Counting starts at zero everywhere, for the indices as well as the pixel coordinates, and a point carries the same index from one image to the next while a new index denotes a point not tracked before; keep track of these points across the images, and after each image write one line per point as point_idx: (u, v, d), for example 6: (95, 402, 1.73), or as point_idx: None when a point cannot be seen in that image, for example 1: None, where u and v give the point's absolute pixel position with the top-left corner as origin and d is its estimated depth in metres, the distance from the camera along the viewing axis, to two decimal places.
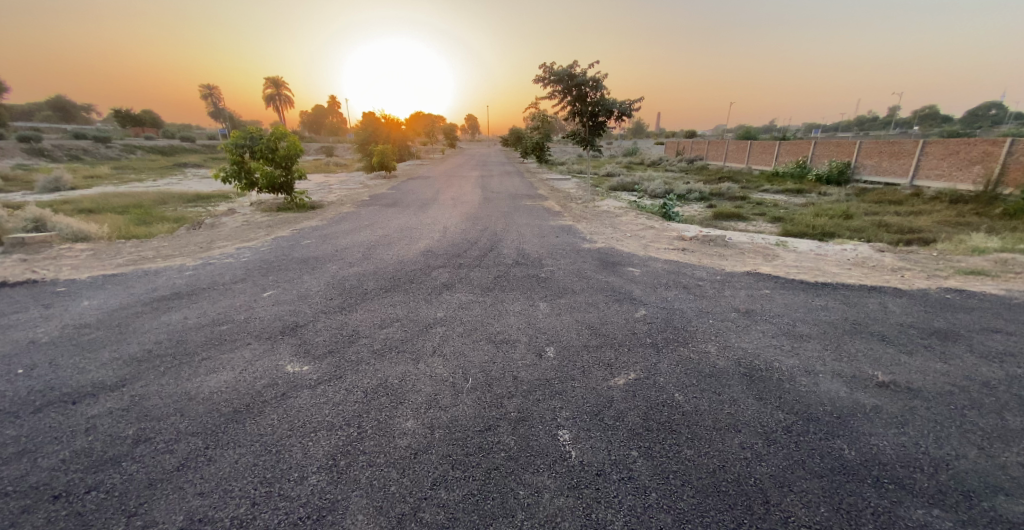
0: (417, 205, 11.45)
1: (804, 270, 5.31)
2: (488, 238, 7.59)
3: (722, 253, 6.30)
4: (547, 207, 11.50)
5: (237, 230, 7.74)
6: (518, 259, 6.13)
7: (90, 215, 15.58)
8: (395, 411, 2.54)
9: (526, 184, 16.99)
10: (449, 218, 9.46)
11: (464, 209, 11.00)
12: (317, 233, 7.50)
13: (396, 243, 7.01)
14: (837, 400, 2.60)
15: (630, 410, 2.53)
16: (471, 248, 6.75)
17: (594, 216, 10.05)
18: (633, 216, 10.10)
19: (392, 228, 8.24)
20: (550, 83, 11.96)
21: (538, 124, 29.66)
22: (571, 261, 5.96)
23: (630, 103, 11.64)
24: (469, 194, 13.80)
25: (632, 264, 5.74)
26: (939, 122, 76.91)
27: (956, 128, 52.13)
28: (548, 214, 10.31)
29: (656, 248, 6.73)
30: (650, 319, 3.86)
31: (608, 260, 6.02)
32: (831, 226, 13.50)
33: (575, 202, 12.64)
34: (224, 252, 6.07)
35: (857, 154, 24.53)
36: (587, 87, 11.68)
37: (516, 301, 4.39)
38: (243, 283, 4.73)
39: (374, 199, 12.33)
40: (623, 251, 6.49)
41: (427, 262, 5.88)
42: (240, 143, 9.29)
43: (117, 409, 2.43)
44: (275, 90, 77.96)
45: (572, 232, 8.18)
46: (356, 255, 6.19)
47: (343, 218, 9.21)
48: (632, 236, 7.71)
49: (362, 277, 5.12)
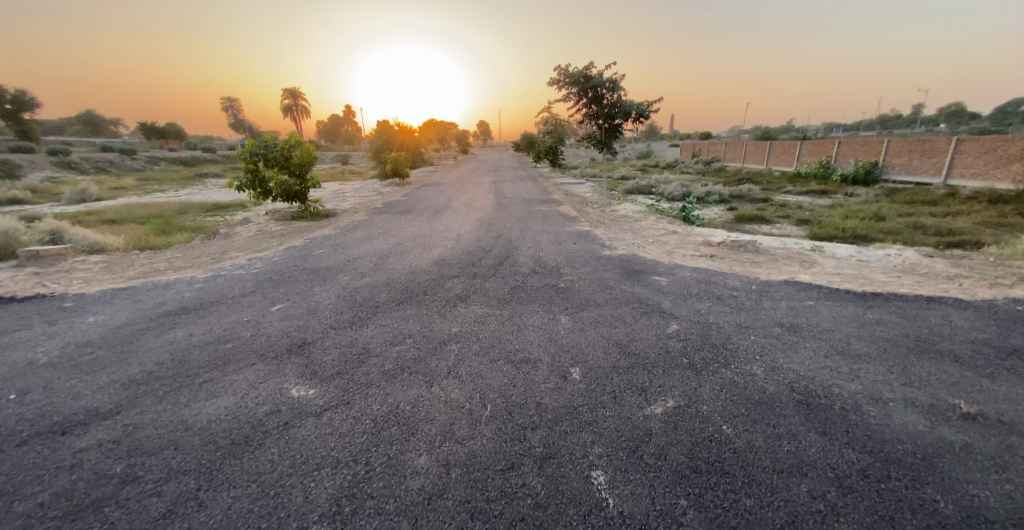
0: (430, 211, 11.30)
1: (847, 278, 4.90)
2: (503, 245, 7.35)
3: (753, 259, 5.91)
4: (563, 212, 11.23)
5: (250, 240, 7.67)
6: (535, 267, 5.86)
7: (112, 225, 15.91)
8: (406, 444, 2.28)
9: (540, 190, 16.75)
10: (463, 225, 9.25)
11: (477, 215, 10.79)
12: (330, 242, 7.37)
13: (409, 252, 6.82)
14: (916, 436, 2.24)
15: (672, 446, 2.22)
16: (486, 256, 6.51)
17: (612, 221, 9.72)
18: (653, 220, 9.72)
19: (406, 236, 8.07)
20: (565, 85, 11.73)
21: (551, 129, 29.48)
22: (592, 270, 5.66)
23: (648, 105, 11.31)
24: (483, 200, 13.61)
25: (657, 273, 5.41)
26: (968, 119, 74.12)
27: (987, 125, 50.05)
28: (564, 219, 10.03)
29: (682, 254, 6.38)
30: (684, 335, 3.53)
31: (630, 268, 5.71)
32: (863, 229, 12.87)
33: (591, 207, 12.33)
34: (236, 263, 5.97)
35: (885, 153, 23.62)
36: (603, 89, 11.40)
37: (536, 314, 4.11)
38: (252, 296, 4.57)
39: (388, 206, 12.23)
40: (646, 259, 6.16)
41: (441, 272, 5.66)
42: (254, 151, 9.21)
43: (108, 442, 2.23)
44: (293, 101, 79.85)
45: (590, 238, 7.88)
46: (368, 265, 6.01)
47: (357, 226, 9.09)
48: (654, 241, 7.36)
49: (374, 289, 4.91)
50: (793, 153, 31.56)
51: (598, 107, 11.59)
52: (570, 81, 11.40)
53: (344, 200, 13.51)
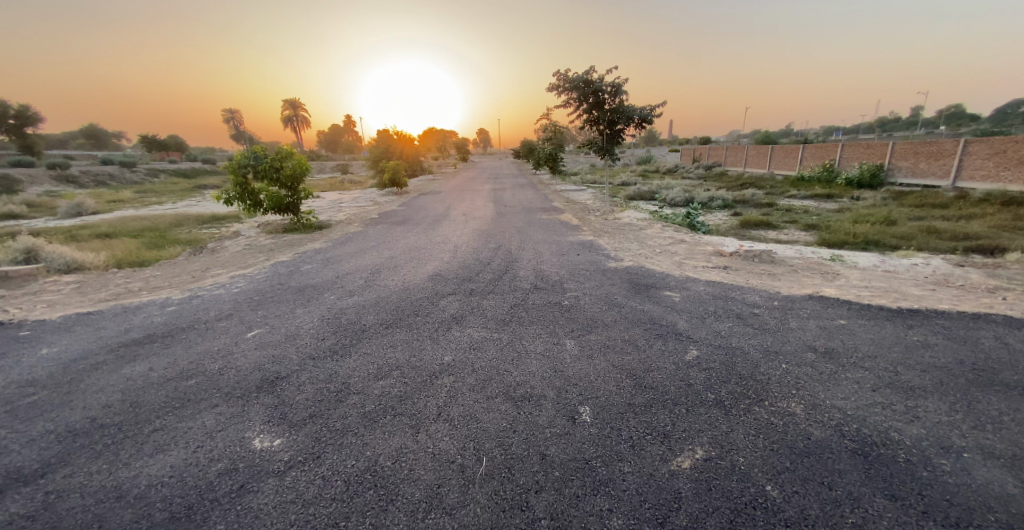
0: (428, 222, 10.95)
1: (876, 292, 4.50)
2: (503, 257, 6.96)
3: (770, 271, 5.51)
4: (565, 220, 10.86)
5: (237, 256, 7.32)
6: (537, 282, 5.47)
7: (105, 240, 15.62)
8: (382, 516, 1.88)
9: (540, 197, 16.42)
10: (461, 235, 8.89)
11: (476, 224, 10.43)
12: (320, 256, 7.01)
13: (403, 266, 6.45)
14: (1006, 500, 1.81)
15: (706, 517, 1.82)
16: (484, 270, 6.14)
17: (616, 229, 9.34)
18: (658, 228, 9.34)
19: (400, 249, 7.70)
20: (565, 91, 11.43)
21: (551, 135, 29.30)
22: (597, 284, 5.27)
23: (651, 109, 10.97)
24: (482, 209, 13.26)
25: (668, 287, 5.02)
26: (968, 121, 74.09)
27: (988, 127, 49.98)
28: (566, 228, 9.66)
29: (692, 265, 5.98)
30: (705, 364, 3.12)
31: (638, 282, 5.32)
32: (875, 234, 12.50)
33: (594, 215, 11.96)
34: (217, 282, 5.61)
35: (890, 156, 23.36)
36: (603, 94, 11.09)
37: (538, 338, 3.71)
38: (227, 320, 4.19)
39: (384, 216, 11.89)
40: (655, 271, 5.77)
41: (435, 288, 5.28)
42: (244, 163, 8.87)
43: (21, 519, 1.91)
44: (293, 112, 80.26)
45: (594, 248, 7.50)
46: (357, 281, 5.64)
47: (350, 238, 8.74)
48: (661, 251, 6.98)
49: (362, 310, 4.52)
50: (796, 156, 31.29)
51: (600, 112, 11.26)
52: (571, 86, 11.08)
53: (340, 210, 13.18)
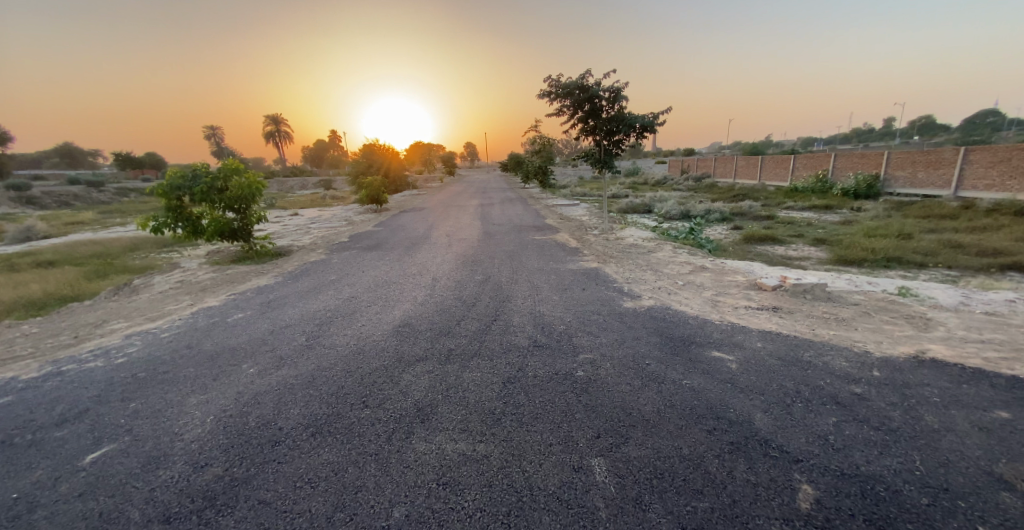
0: (405, 246, 9.62)
1: (1005, 350, 3.26)
2: (490, 295, 5.65)
3: (836, 314, 4.28)
4: (561, 242, 9.62)
5: (156, 299, 5.88)
6: (537, 336, 4.15)
7: (42, 269, 13.85)
8: None
9: (531, 214, 15.22)
10: (441, 264, 7.58)
11: (460, 248, 9.12)
12: (263, 299, 5.63)
13: (364, 311, 5.09)
14: None
15: None
16: (467, 316, 4.81)
17: (620, 252, 8.12)
18: (669, 250, 8.16)
19: (366, 284, 6.33)
20: (557, 97, 10.34)
21: (541, 148, 28.42)
22: (616, 338, 3.97)
23: (654, 118, 9.87)
24: (468, 228, 11.98)
25: (712, 343, 3.73)
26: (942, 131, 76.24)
27: (963, 137, 51.27)
28: (563, 252, 8.43)
29: (730, 306, 4.73)
30: (841, 527, 1.80)
31: (669, 333, 4.03)
32: (895, 249, 11.57)
33: (592, 233, 10.79)
34: (102, 346, 4.16)
35: (886, 165, 23.00)
36: (600, 100, 10.00)
37: (547, 454, 2.37)
38: (70, 428, 2.79)
39: (356, 239, 10.51)
40: (686, 315, 4.50)
41: (399, 349, 3.91)
42: (177, 184, 7.43)
43: None
44: (276, 127, 78.76)
45: (599, 279, 6.24)
46: (297, 339, 4.25)
47: (308, 270, 7.33)
48: (682, 283, 5.76)
49: (285, 396, 3.12)
50: (788, 167, 30.88)
51: (598, 121, 10.13)
52: (565, 92, 9.96)
53: (307, 233, 11.75)
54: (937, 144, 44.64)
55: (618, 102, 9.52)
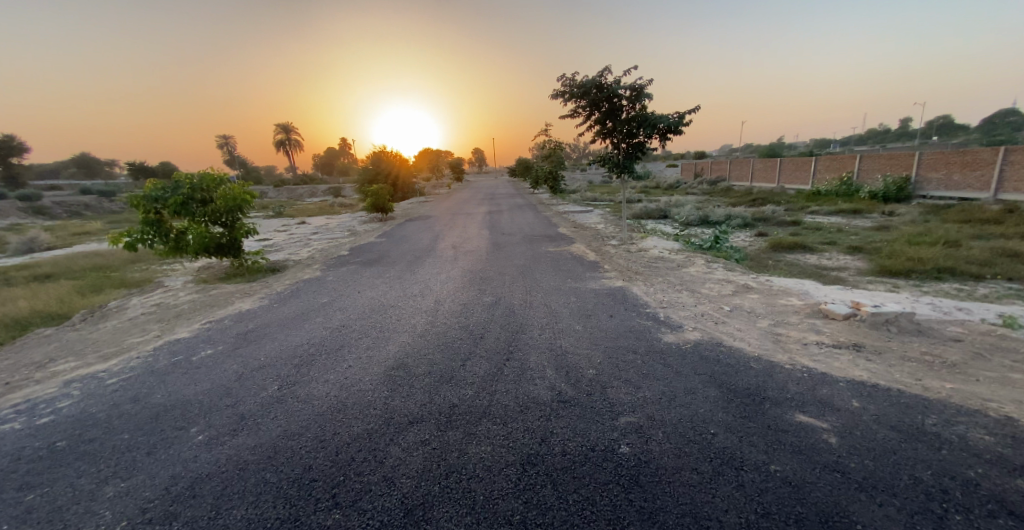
0: (408, 260, 8.89)
1: None
2: (501, 323, 4.83)
3: (939, 356, 3.39)
4: (577, 255, 8.80)
5: (123, 327, 5.18)
6: (560, 384, 3.32)
7: (35, 284, 13.36)
8: None
9: (543, 222, 14.43)
10: (446, 282, 6.83)
11: (467, 263, 8.36)
12: (240, 329, 4.88)
13: (353, 346, 4.31)
14: None
15: None
16: (474, 353, 4.02)
17: (645, 267, 7.28)
18: (699, 264, 7.30)
19: (359, 308, 5.58)
20: (572, 98, 9.57)
21: (551, 153, 27.72)
22: (663, 390, 3.14)
23: (680, 118, 8.99)
24: (476, 239, 11.23)
25: (791, 401, 2.86)
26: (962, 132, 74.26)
27: (987, 137, 49.54)
28: (581, 267, 7.60)
29: (796, 342, 3.85)
30: None
31: (729, 383, 3.17)
32: (945, 258, 10.54)
33: (609, 244, 9.96)
34: (31, 397, 3.43)
35: (916, 167, 21.94)
36: (619, 100, 9.21)
37: None
38: None
39: (356, 252, 9.81)
40: (743, 355, 3.64)
41: (390, 406, 3.13)
42: (155, 195, 6.83)
43: None
44: (287, 136, 79.46)
45: (627, 301, 5.41)
46: (268, 387, 3.49)
47: (298, 290, 6.61)
48: (726, 309, 4.89)
49: (232, 484, 2.34)
50: (808, 169, 29.74)
51: (617, 122, 9.31)
52: (581, 91, 9.18)
53: (305, 246, 11.11)
54: (962, 143, 43.10)
55: (640, 101, 8.68)
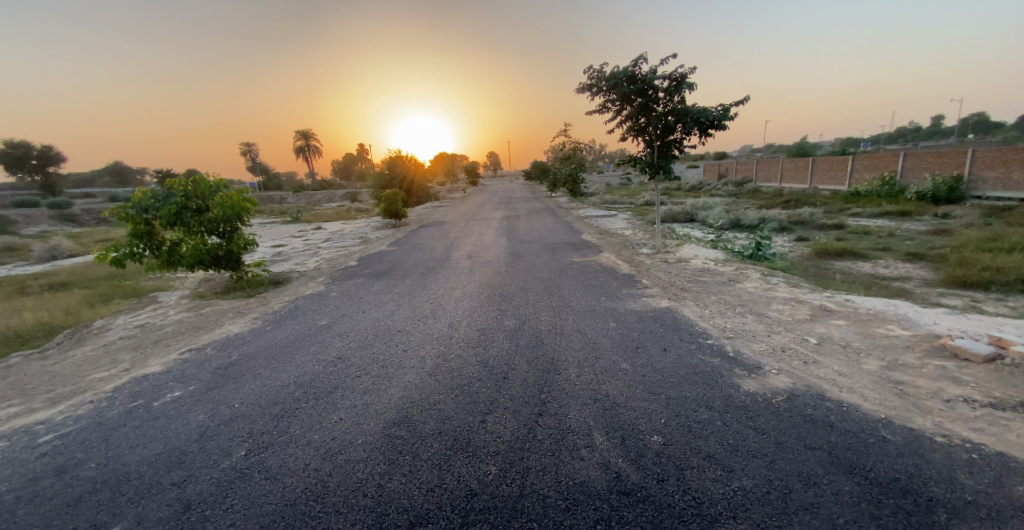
0: (421, 271, 8.14)
1: None
2: (527, 356, 3.96)
3: None
4: (608, 265, 7.88)
5: (95, 356, 4.49)
6: (618, 460, 2.43)
7: (43, 294, 13.05)
8: None
9: (565, 227, 13.54)
10: (463, 299, 6.04)
11: (486, 275, 7.55)
12: (220, 361, 4.12)
13: (348, 388, 3.49)
14: None
15: None
16: (498, 402, 3.16)
17: (690, 281, 6.33)
18: (754, 278, 6.31)
19: (362, 333, 4.80)
20: (601, 91, 8.68)
21: (571, 154, 26.82)
22: (770, 477, 2.21)
23: (727, 111, 7.84)
24: (494, 247, 10.41)
25: (978, 510, 1.91)
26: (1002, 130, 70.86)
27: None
28: (615, 280, 6.69)
29: (929, 399, 2.87)
30: None
31: (865, 469, 2.22)
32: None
33: (642, 252, 9.02)
34: None
35: (971, 164, 20.61)
36: (655, 93, 8.25)
37: None
38: None
39: (366, 263, 9.10)
40: (865, 417, 2.68)
41: (387, 491, 2.29)
42: (145, 204, 6.19)
43: None
44: (307, 142, 80.73)
45: (679, 327, 4.46)
46: (235, 450, 2.70)
47: (298, 307, 5.88)
48: (811, 341, 3.90)
49: None
50: (844, 168, 28.17)
51: (653, 117, 8.32)
52: (613, 82, 8.28)
53: (313, 256, 10.48)
54: (1009, 141, 40.72)
55: (680, 92, 7.64)
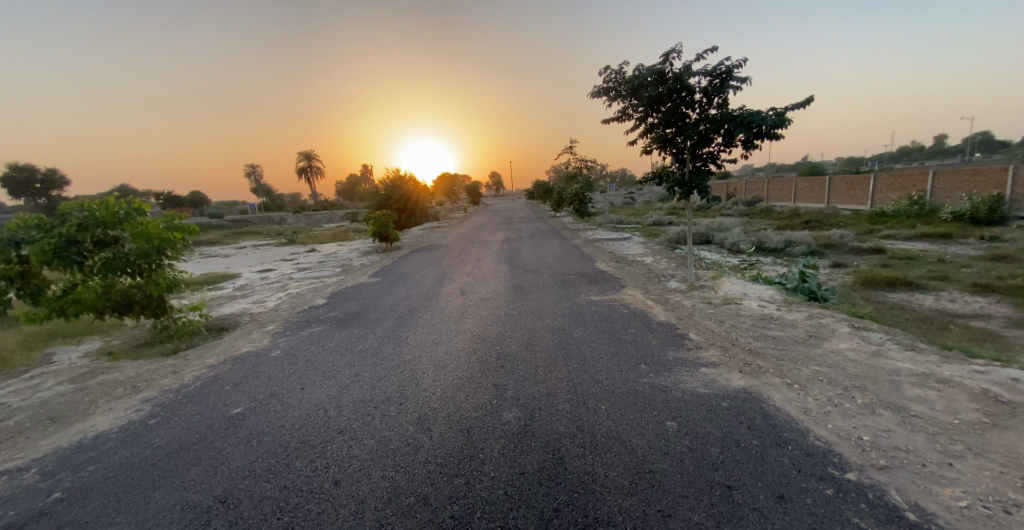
0: (401, 313, 6.53)
1: None
2: (539, 510, 2.25)
3: None
4: (636, 307, 6.23)
5: None
6: None
7: None
8: None
9: (575, 253, 11.96)
10: (449, 364, 4.40)
11: (481, 321, 5.94)
12: (18, 510, 2.45)
13: None
14: None
15: None
16: None
17: (757, 337, 4.66)
18: (844, 332, 4.66)
19: (285, 436, 3.14)
20: (622, 95, 7.20)
21: (578, 173, 25.54)
22: None
23: (782, 116, 6.23)
24: (493, 279, 8.81)
25: None
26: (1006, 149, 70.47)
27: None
28: (651, 332, 5.03)
29: None
30: None
31: None
32: None
33: (674, 289, 7.38)
34: None
35: (1011, 183, 19.22)
36: (689, 96, 6.72)
37: None
38: None
39: (337, 301, 7.48)
40: None
41: None
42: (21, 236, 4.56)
43: None
44: (309, 162, 80.60)
45: (781, 439, 2.77)
46: None
47: (218, 380, 4.23)
48: None
49: None
50: (866, 187, 26.81)
51: (685, 125, 6.79)
52: (638, 82, 6.79)
53: (280, 291, 8.85)
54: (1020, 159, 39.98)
55: (723, 92, 6.05)
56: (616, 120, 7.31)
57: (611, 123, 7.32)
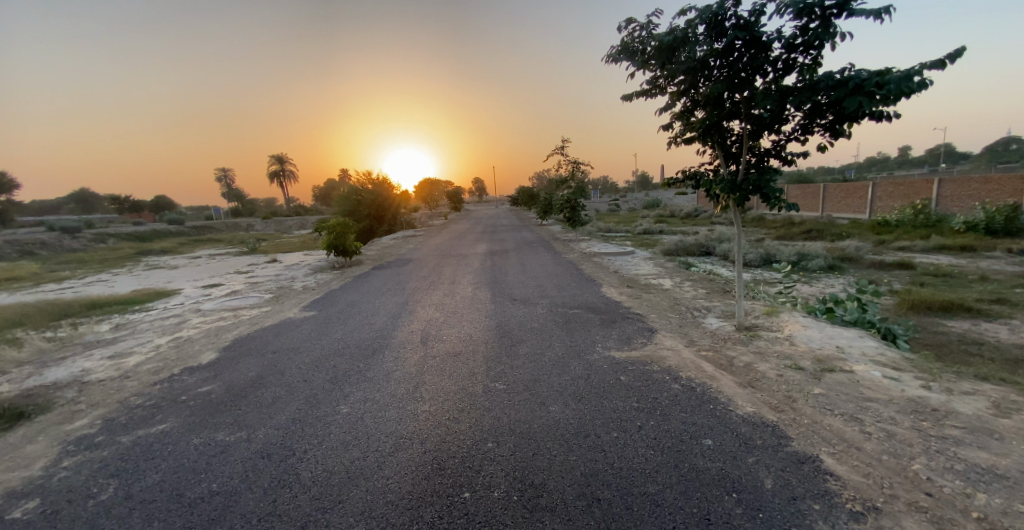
0: (317, 386, 4.09)
1: None
2: None
3: None
4: (689, 376, 3.95)
5: None
6: None
7: None
8: None
9: (573, 273, 9.70)
10: None
11: (443, 408, 3.57)
12: None
13: None
14: None
15: None
16: None
17: (963, 471, 2.42)
18: None
19: None
20: (654, 57, 5.03)
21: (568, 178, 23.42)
22: None
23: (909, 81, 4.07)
24: (469, 315, 6.44)
25: None
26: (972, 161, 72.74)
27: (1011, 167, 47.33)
28: (748, 451, 2.75)
29: None
30: None
31: None
32: None
33: (727, 335, 5.15)
34: None
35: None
36: (757, 55, 4.56)
37: None
38: None
39: (230, 359, 4.96)
40: None
41: None
42: None
43: None
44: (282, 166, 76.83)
45: None
46: None
47: None
48: None
49: None
50: (863, 196, 25.62)
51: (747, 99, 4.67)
52: (678, 36, 4.64)
53: (164, 334, 6.27)
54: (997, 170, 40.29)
55: (824, 42, 3.90)
56: (642, 95, 5.16)
57: (635, 99, 5.17)
